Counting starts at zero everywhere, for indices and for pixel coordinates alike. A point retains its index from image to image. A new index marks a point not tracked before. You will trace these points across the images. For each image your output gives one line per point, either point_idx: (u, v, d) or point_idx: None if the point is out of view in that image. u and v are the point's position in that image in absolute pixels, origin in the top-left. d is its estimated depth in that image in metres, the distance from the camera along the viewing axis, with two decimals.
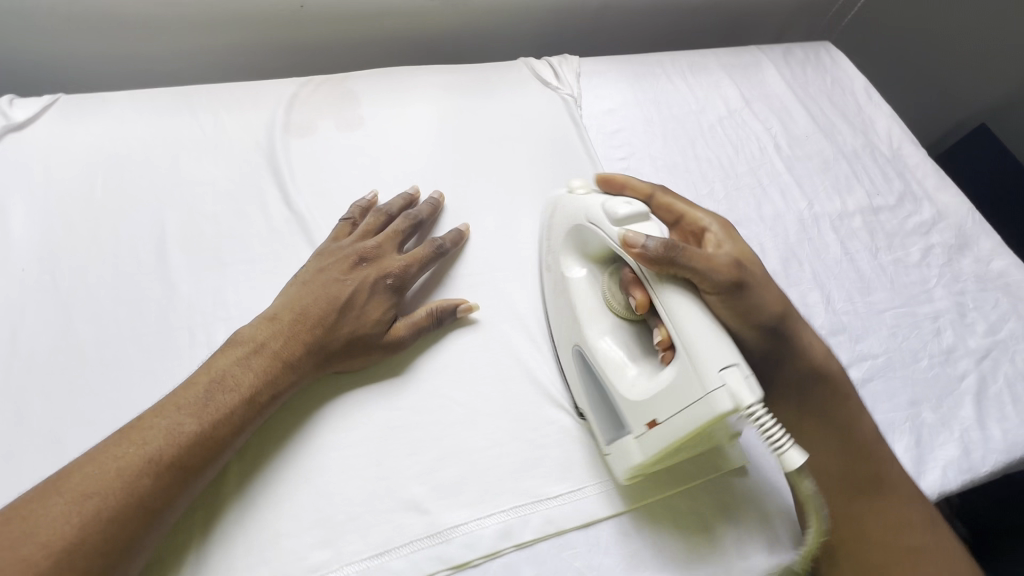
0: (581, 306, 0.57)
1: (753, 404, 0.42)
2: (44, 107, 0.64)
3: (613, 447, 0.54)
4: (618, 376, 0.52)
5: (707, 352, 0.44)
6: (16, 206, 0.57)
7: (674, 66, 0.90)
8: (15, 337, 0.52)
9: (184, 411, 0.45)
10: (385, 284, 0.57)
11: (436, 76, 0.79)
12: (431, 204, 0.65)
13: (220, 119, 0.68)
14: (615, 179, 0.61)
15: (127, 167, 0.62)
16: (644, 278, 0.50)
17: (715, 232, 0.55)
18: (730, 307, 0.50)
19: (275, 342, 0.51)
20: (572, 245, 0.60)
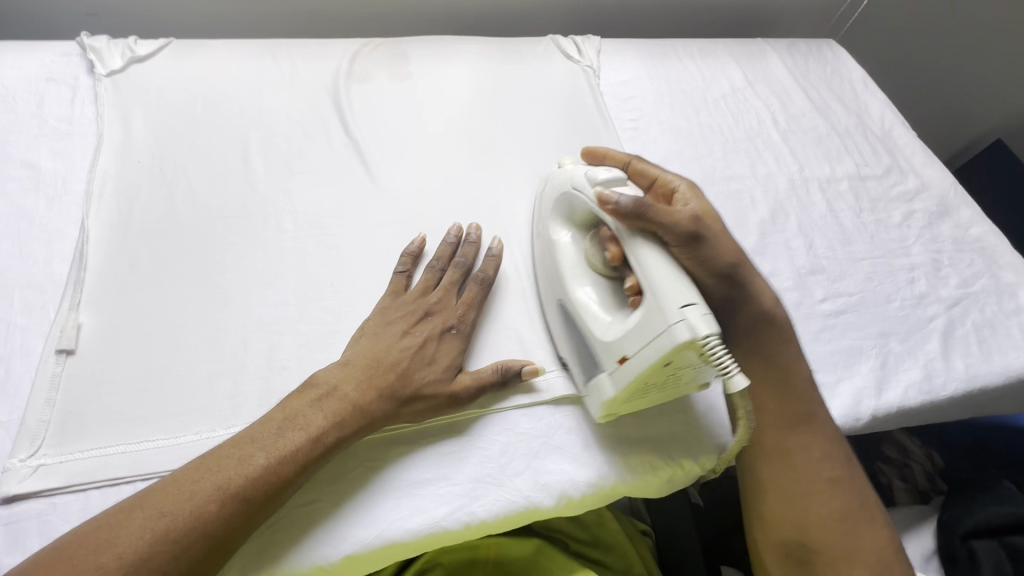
0: (564, 263, 0.62)
1: (708, 335, 0.48)
2: (161, 46, 0.78)
3: (590, 388, 0.58)
4: (595, 323, 0.57)
5: (673, 293, 0.50)
6: (136, 115, 0.72)
7: (685, 50, 1.01)
8: (130, 208, 0.65)
9: (258, 446, 0.47)
10: (448, 335, 0.59)
11: (476, 45, 0.92)
12: (473, 244, 0.66)
13: (296, 64, 0.82)
14: (597, 151, 0.67)
15: (221, 94, 0.76)
16: (620, 234, 0.55)
17: (682, 192, 0.60)
18: (689, 256, 0.55)
19: (347, 385, 0.52)
20: (559, 212, 0.65)
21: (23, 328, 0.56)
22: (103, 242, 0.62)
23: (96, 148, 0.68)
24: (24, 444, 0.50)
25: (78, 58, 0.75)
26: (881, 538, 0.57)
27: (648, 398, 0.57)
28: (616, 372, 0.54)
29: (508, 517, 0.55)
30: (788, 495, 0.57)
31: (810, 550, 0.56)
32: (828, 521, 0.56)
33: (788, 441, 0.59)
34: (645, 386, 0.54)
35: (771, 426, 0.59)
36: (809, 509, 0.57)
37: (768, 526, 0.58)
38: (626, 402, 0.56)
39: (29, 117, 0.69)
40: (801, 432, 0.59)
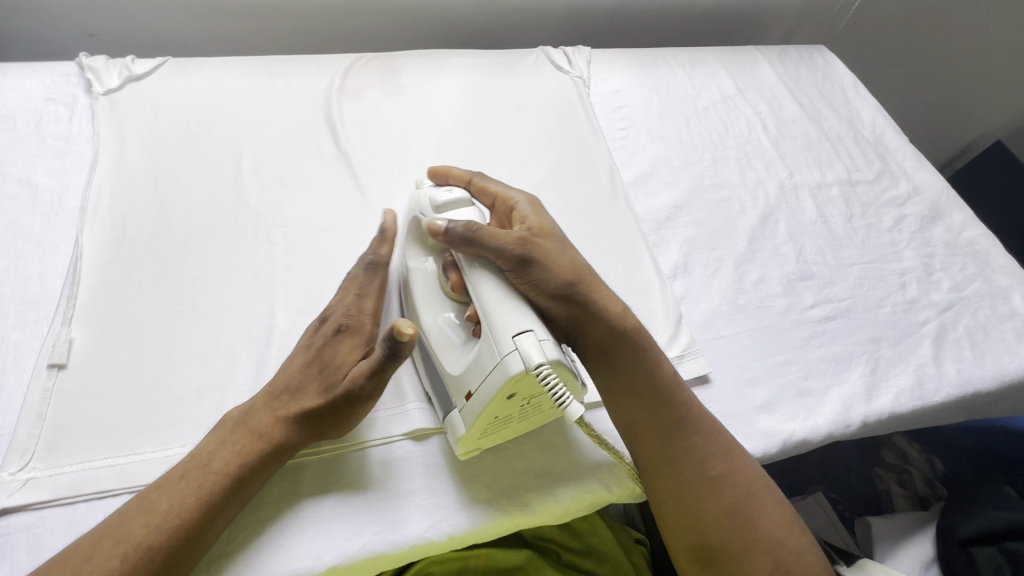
0: (419, 295, 0.59)
1: (539, 363, 0.47)
2: (158, 64, 0.80)
3: (445, 424, 0.56)
4: (446, 355, 0.55)
5: (506, 321, 0.49)
6: (132, 132, 0.73)
7: (675, 58, 1.02)
8: (124, 224, 0.66)
9: (163, 493, 0.47)
10: (337, 335, 0.55)
11: (468, 57, 0.93)
12: (381, 233, 0.60)
13: (290, 80, 0.84)
14: (439, 170, 0.64)
15: (214, 111, 0.78)
16: (459, 263, 0.55)
17: (521, 208, 0.59)
18: (521, 280, 0.53)
19: (250, 418, 0.52)
20: (412, 239, 0.62)
21: (17, 343, 0.57)
22: (97, 258, 0.63)
23: (92, 165, 0.69)
24: (15, 457, 0.51)
25: (77, 78, 0.77)
26: (780, 522, 0.55)
27: (505, 429, 0.55)
28: (463, 409, 0.53)
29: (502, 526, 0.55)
30: (676, 498, 0.54)
31: (712, 549, 0.53)
32: (722, 516, 0.54)
33: (668, 445, 0.56)
34: (492, 420, 0.53)
35: (646, 434, 0.56)
36: (700, 508, 0.54)
37: (671, 531, 0.55)
38: (479, 437, 0.55)
39: (27, 136, 0.71)
40: (685, 435, 0.56)
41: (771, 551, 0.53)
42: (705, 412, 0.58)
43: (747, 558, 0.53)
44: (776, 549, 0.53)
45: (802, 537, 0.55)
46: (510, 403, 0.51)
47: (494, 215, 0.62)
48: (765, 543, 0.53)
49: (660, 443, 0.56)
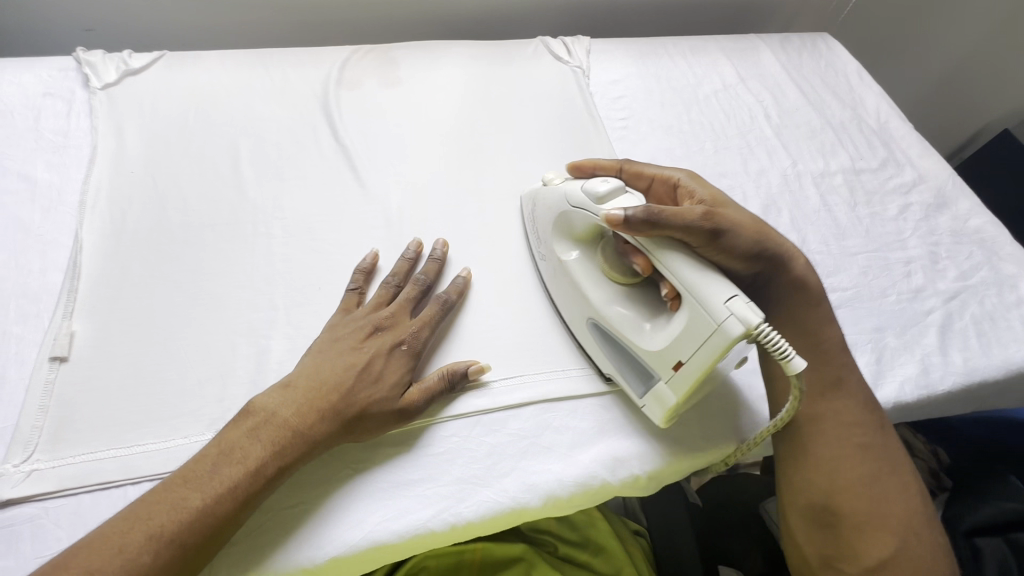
0: (585, 284, 0.62)
1: (759, 322, 0.48)
2: (155, 58, 0.80)
3: (646, 398, 0.58)
4: (640, 333, 0.57)
5: (711, 290, 0.50)
6: (130, 126, 0.73)
7: (676, 47, 1.01)
8: (124, 218, 0.66)
9: (192, 486, 0.47)
10: (399, 351, 0.58)
11: (466, 48, 0.92)
12: (435, 261, 0.66)
13: (287, 72, 0.83)
14: (584, 164, 0.69)
15: (213, 105, 0.77)
16: (639, 246, 0.55)
17: (685, 184, 0.62)
18: (714, 250, 0.56)
19: (285, 410, 0.52)
20: (559, 233, 0.65)
21: (18, 336, 0.57)
22: (97, 251, 0.63)
23: (91, 159, 0.69)
24: (18, 449, 0.51)
25: (75, 73, 0.77)
26: (913, 509, 0.56)
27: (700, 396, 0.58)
28: (668, 379, 0.55)
29: (494, 520, 0.55)
30: (820, 461, 0.57)
31: (837, 515, 0.55)
32: (858, 485, 0.56)
33: (828, 407, 0.59)
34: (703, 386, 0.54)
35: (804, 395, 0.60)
36: (838, 473, 0.56)
37: (795, 490, 0.57)
38: (684, 405, 0.56)
39: (26, 132, 0.71)
40: (830, 398, 0.60)
41: (897, 531, 0.54)
42: (862, 385, 0.62)
43: (871, 531, 0.54)
44: (902, 532, 0.54)
45: (928, 531, 0.55)
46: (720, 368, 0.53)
47: (652, 193, 0.66)
48: (892, 522, 0.55)
49: (815, 401, 0.60)
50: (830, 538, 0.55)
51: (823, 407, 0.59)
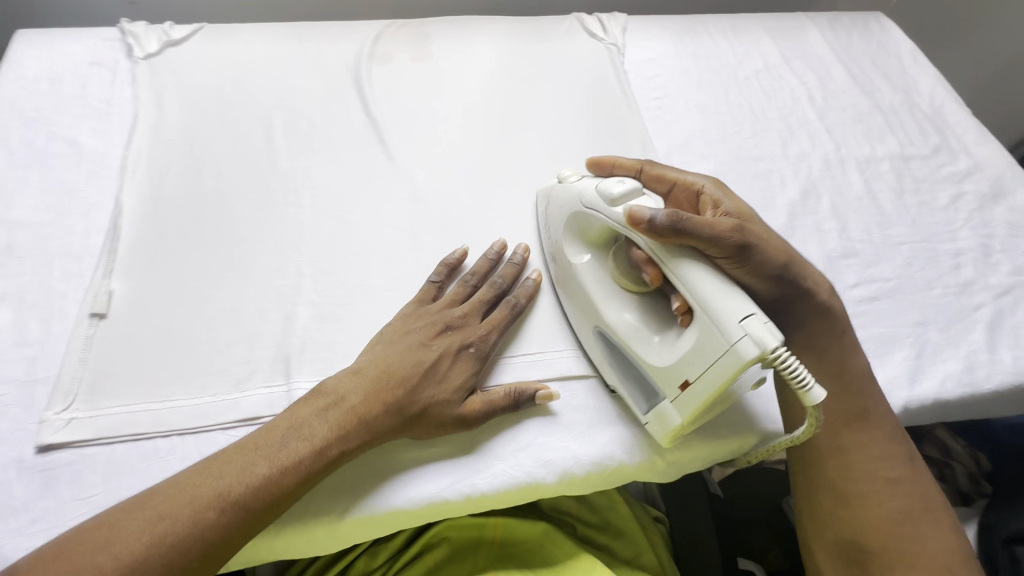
0: (595, 290, 0.60)
1: (776, 347, 0.45)
2: (194, 31, 0.81)
3: (648, 414, 0.56)
4: (645, 348, 0.55)
5: (725, 306, 0.47)
6: (170, 96, 0.75)
7: (716, 26, 0.97)
8: (161, 184, 0.68)
9: (260, 454, 0.48)
10: (467, 352, 0.57)
11: (500, 24, 0.91)
12: (514, 265, 0.64)
13: (321, 46, 0.84)
14: (604, 162, 0.67)
15: (248, 77, 0.79)
16: (654, 255, 0.52)
17: (710, 191, 0.59)
18: (736, 264, 0.53)
19: (355, 396, 0.52)
20: (571, 234, 0.63)
21: (62, 292, 0.60)
22: (135, 214, 0.65)
23: (132, 126, 0.72)
24: (60, 397, 0.54)
25: (119, 43, 0.80)
26: (953, 550, 0.53)
27: (705, 416, 0.55)
28: (676, 398, 0.52)
29: (507, 493, 0.55)
30: (850, 494, 0.55)
31: (868, 553, 0.53)
32: (891, 523, 0.54)
33: (858, 438, 0.57)
34: (707, 408, 0.52)
35: (826, 428, 0.58)
36: (867, 512, 0.54)
37: (821, 527, 0.56)
38: (689, 425, 0.54)
39: (74, 98, 0.74)
40: (856, 429, 0.57)
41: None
42: (889, 414, 0.59)
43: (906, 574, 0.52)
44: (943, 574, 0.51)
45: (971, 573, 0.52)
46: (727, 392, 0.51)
47: (672, 198, 0.64)
48: (929, 565, 0.52)
49: (839, 433, 0.57)
50: None
51: (850, 439, 0.57)
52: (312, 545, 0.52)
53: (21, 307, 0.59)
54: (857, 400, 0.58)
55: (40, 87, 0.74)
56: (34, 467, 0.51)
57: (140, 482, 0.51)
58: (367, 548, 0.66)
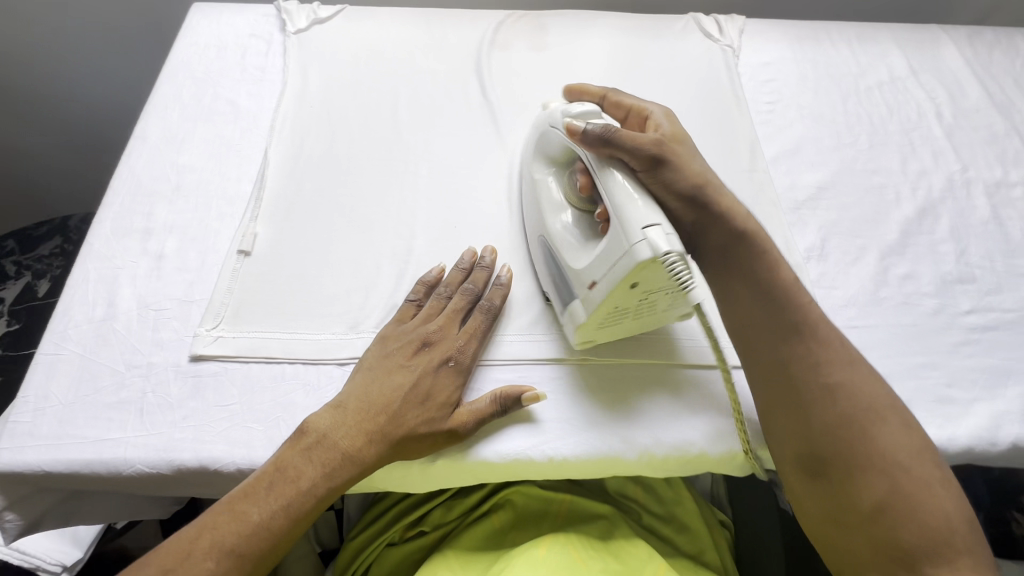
0: (545, 202, 0.64)
1: (668, 252, 0.50)
2: (337, 11, 0.90)
3: (565, 315, 0.61)
4: (567, 249, 0.60)
5: (635, 215, 0.52)
6: (313, 68, 0.83)
7: (840, 33, 0.94)
8: (301, 145, 0.76)
9: (251, 502, 0.50)
10: (447, 368, 0.58)
11: (616, 20, 0.93)
12: (486, 269, 0.64)
13: (446, 30, 0.89)
14: (575, 88, 0.70)
15: (380, 55, 0.86)
16: (589, 164, 0.57)
17: (655, 117, 0.63)
18: (654, 179, 0.57)
19: (337, 432, 0.54)
20: (537, 153, 0.67)
21: (217, 230, 0.69)
22: (278, 169, 0.73)
23: (281, 92, 0.80)
24: (211, 318, 0.63)
25: (275, 19, 0.89)
26: (905, 446, 0.52)
27: (620, 326, 0.59)
28: (587, 298, 0.56)
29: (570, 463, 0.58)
30: (800, 404, 0.54)
31: (825, 462, 0.52)
32: (840, 429, 0.52)
33: (790, 345, 0.56)
34: (613, 311, 0.56)
35: (759, 339, 0.57)
36: (815, 418, 0.53)
37: (778, 442, 0.55)
38: (597, 328, 0.58)
39: (235, 65, 0.84)
40: (796, 341, 0.56)
41: (889, 471, 0.50)
42: (831, 321, 0.58)
43: (864, 474, 0.51)
44: (895, 469, 0.50)
45: (951, 494, 0.50)
46: (633, 297, 0.54)
47: (627, 125, 0.67)
48: (881, 461, 0.51)
49: (777, 347, 0.56)
50: (826, 489, 0.52)
51: (783, 346, 0.56)
52: (405, 482, 0.58)
53: (185, 238, 0.68)
54: (797, 317, 0.56)
55: (209, 54, 0.84)
56: (187, 373, 0.60)
57: (270, 398, 0.59)
58: (443, 501, 0.73)
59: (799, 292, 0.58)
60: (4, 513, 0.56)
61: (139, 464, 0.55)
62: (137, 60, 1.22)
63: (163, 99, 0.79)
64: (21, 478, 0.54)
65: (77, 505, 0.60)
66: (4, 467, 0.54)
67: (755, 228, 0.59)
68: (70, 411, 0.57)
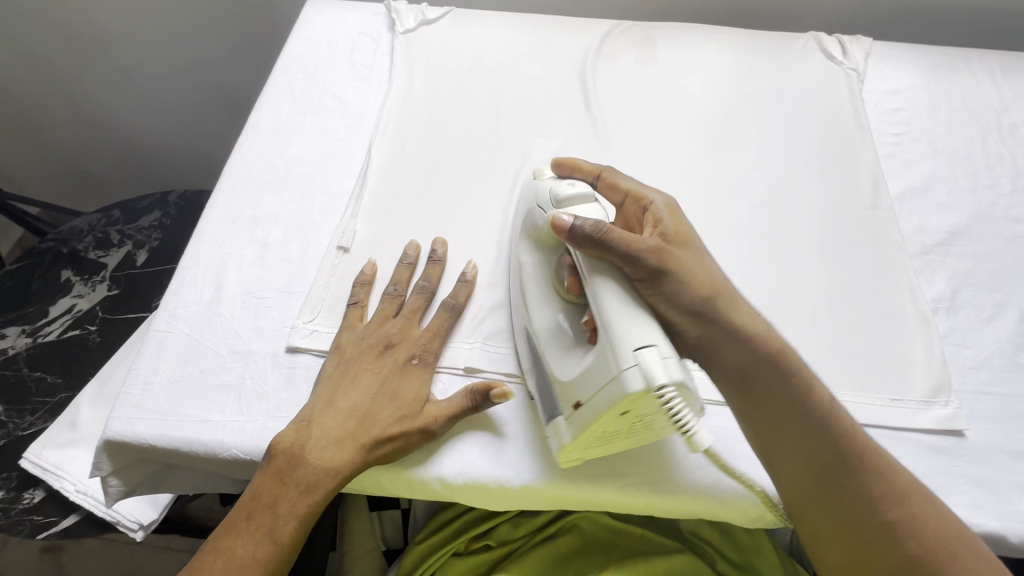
0: (532, 293, 0.59)
1: (662, 383, 0.44)
2: (445, 13, 0.90)
3: (548, 427, 0.55)
4: (556, 357, 0.54)
5: (627, 333, 0.47)
6: (420, 69, 0.84)
7: (982, 62, 0.86)
8: (403, 145, 0.76)
9: (244, 534, 0.51)
10: (411, 365, 0.58)
11: (729, 36, 0.88)
12: (436, 260, 0.66)
13: (552, 37, 0.87)
14: (566, 162, 0.63)
15: (484, 59, 0.85)
16: (581, 267, 0.52)
17: (655, 209, 0.55)
18: (655, 292, 0.50)
19: (308, 446, 0.53)
20: (525, 234, 0.62)
21: (319, 224, 0.70)
22: (379, 169, 0.74)
23: (387, 91, 0.81)
24: (308, 311, 0.64)
25: (384, 18, 0.91)
26: None
27: (609, 445, 0.53)
28: (571, 420, 0.51)
29: (605, 494, 0.56)
30: (848, 538, 0.49)
31: None
32: (897, 569, 0.47)
33: (816, 482, 0.50)
34: (600, 434, 0.51)
35: (794, 471, 0.50)
36: (869, 556, 0.48)
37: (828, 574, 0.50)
38: (582, 448, 0.53)
39: (344, 61, 0.85)
40: (834, 474, 0.49)
41: None
42: (872, 450, 0.50)
43: None
44: None
45: None
46: (622, 422, 0.49)
47: (624, 212, 0.60)
48: None
49: (812, 483, 0.50)
50: None
51: (813, 487, 0.50)
52: (494, 499, 0.57)
53: (289, 230, 0.70)
54: (823, 453, 0.50)
55: (320, 49, 0.86)
56: (283, 363, 0.61)
57: None
58: (511, 518, 0.73)
59: (826, 428, 0.50)
60: (108, 477, 0.59)
61: (235, 447, 0.56)
62: (239, 49, 1.25)
63: (275, 92, 0.81)
64: (129, 447, 0.57)
65: (168, 477, 0.62)
66: (114, 436, 0.57)
67: (778, 346, 0.51)
68: (174, 388, 0.59)
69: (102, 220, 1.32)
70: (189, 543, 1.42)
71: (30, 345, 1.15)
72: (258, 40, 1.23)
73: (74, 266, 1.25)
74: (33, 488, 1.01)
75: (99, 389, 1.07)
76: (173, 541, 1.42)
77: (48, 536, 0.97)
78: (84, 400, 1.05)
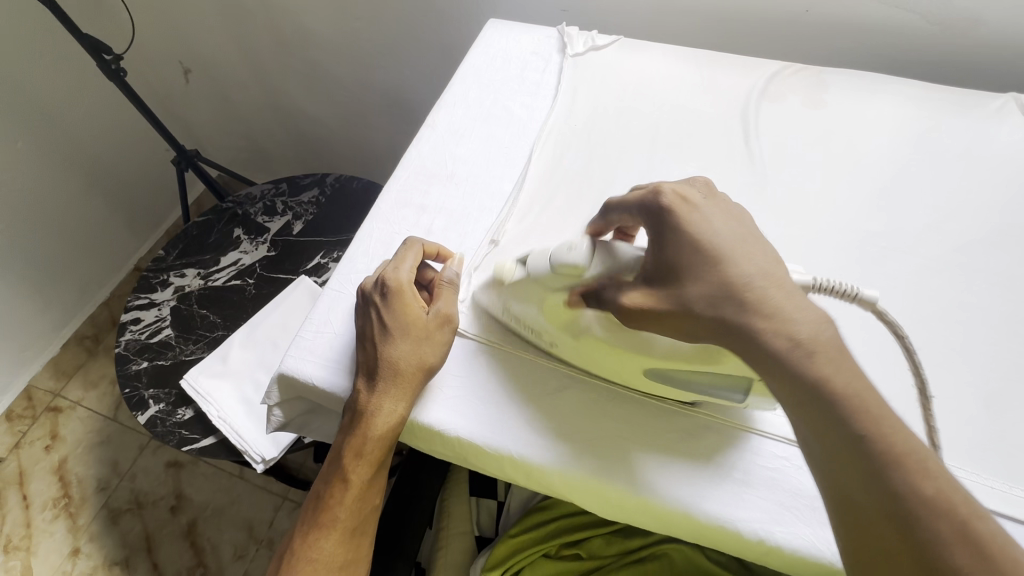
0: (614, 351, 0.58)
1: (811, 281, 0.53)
2: (614, 41, 0.94)
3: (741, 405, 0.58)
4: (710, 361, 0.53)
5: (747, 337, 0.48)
6: (585, 91, 0.89)
7: None
8: (561, 157, 0.82)
9: (337, 473, 0.63)
10: (409, 294, 0.64)
11: (914, 88, 0.83)
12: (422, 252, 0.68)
13: (717, 73, 0.88)
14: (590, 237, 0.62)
15: (648, 89, 0.88)
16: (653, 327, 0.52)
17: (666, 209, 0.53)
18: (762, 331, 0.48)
19: (361, 398, 0.61)
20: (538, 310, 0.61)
21: (478, 218, 0.77)
22: (540, 174, 0.80)
23: (552, 107, 0.87)
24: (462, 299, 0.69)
25: (556, 41, 0.97)
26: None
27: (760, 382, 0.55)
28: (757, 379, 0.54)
29: (711, 524, 0.56)
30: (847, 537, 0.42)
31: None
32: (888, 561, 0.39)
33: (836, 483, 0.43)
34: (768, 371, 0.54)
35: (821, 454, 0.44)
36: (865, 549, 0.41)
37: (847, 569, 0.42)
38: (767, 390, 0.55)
39: (515, 76, 0.92)
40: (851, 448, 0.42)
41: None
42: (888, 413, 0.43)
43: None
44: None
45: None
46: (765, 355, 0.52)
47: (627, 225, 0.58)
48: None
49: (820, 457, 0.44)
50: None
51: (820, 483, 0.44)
52: (599, 505, 0.60)
53: (450, 220, 0.77)
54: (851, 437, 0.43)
55: (495, 63, 0.94)
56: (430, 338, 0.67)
57: (483, 377, 0.64)
58: (605, 533, 0.75)
59: (838, 402, 0.43)
60: (273, 406, 0.69)
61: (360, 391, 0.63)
62: (408, 55, 1.36)
63: (453, 98, 0.89)
64: (297, 385, 0.66)
65: (317, 417, 0.70)
66: (287, 371, 0.65)
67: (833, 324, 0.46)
68: (338, 341, 0.67)
69: (271, 190, 1.48)
70: (283, 488, 1.57)
71: (203, 287, 1.36)
72: (428, 52, 1.34)
73: (244, 225, 1.44)
74: (185, 407, 1.18)
75: (249, 333, 1.23)
76: (270, 483, 1.58)
77: (190, 450, 1.12)
78: (236, 340, 1.21)
